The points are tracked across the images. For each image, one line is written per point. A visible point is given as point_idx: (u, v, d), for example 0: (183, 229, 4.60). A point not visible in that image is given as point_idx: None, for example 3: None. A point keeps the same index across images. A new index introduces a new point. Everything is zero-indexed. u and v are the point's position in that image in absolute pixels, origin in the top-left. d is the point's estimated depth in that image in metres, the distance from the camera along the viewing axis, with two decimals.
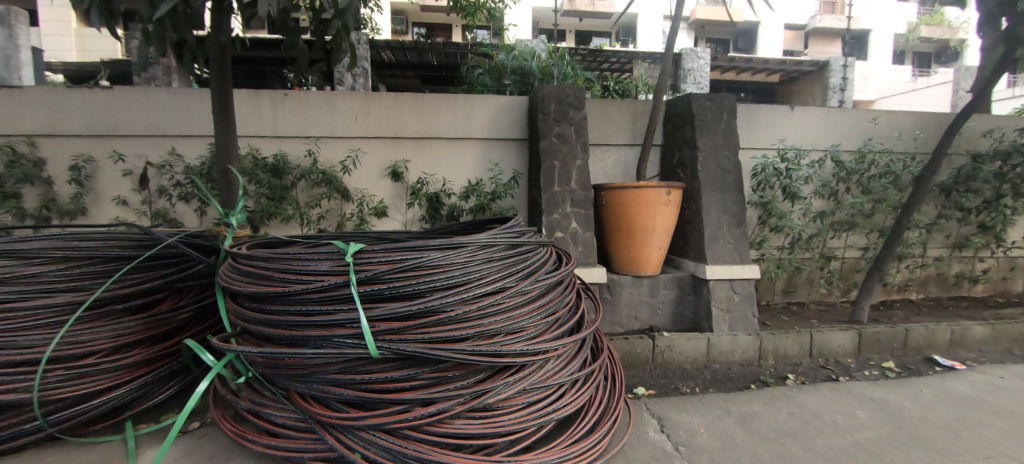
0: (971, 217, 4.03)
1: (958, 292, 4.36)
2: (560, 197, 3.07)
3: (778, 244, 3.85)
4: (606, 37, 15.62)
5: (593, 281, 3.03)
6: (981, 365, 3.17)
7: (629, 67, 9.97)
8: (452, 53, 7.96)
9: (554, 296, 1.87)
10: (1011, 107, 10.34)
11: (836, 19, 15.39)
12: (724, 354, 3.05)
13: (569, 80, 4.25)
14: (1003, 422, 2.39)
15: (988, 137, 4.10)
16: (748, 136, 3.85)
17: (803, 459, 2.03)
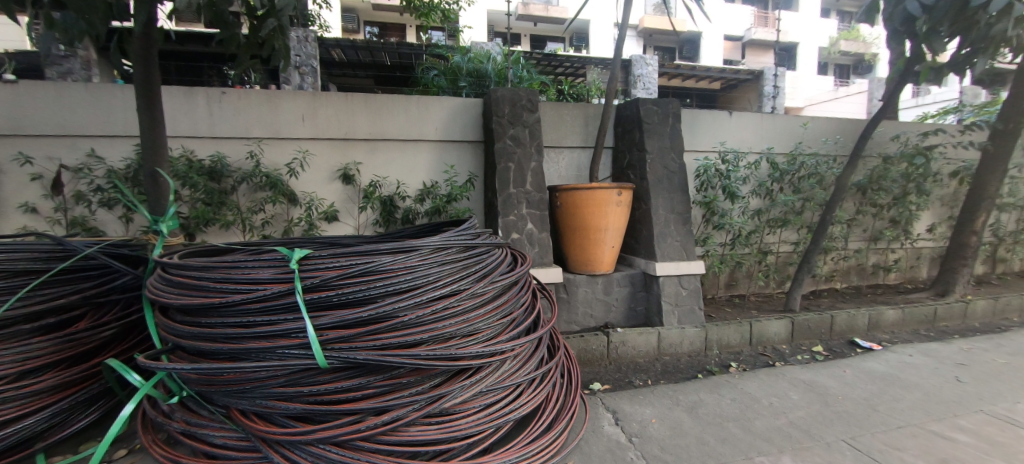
0: (883, 213, 4.47)
1: (875, 280, 4.81)
2: (515, 199, 3.09)
3: (720, 241, 4.09)
4: (560, 42, 15.92)
5: (549, 281, 3.07)
6: (893, 345, 3.52)
7: (582, 72, 10.21)
8: (405, 54, 7.80)
9: (509, 297, 1.88)
10: (915, 115, 11.61)
11: (768, 32, 16.58)
12: (674, 346, 3.19)
13: (523, 83, 4.28)
14: (911, 395, 2.67)
15: (895, 141, 4.57)
16: (692, 139, 4.04)
17: (744, 441, 2.17)
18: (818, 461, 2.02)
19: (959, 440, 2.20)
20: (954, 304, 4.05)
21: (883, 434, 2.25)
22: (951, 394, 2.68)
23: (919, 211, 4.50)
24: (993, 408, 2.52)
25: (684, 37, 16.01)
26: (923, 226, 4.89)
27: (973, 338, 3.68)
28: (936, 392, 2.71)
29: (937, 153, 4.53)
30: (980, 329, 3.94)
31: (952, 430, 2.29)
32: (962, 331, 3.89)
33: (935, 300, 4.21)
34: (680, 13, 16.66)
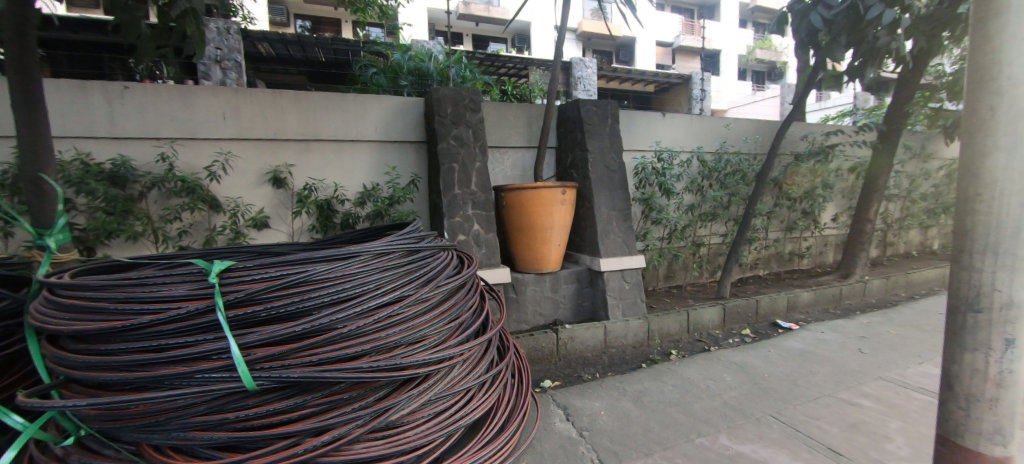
0: (797, 205, 4.92)
1: (792, 266, 5.29)
2: (460, 200, 3.04)
3: (658, 235, 4.29)
4: (502, 43, 16.00)
5: (497, 282, 3.06)
6: (808, 324, 3.88)
7: (525, 73, 10.31)
8: (341, 50, 7.44)
9: (456, 300, 1.84)
10: (820, 117, 12.91)
11: (696, 40, 17.71)
12: (619, 338, 3.30)
13: (466, 83, 4.24)
14: (824, 368, 2.96)
15: (804, 140, 5.03)
16: (630, 138, 4.17)
17: (686, 425, 2.28)
18: (750, 437, 2.17)
19: (865, 406, 2.46)
20: (855, 284, 4.54)
21: (804, 406, 2.46)
22: (856, 365, 3.00)
23: (825, 203, 5.00)
24: (890, 374, 2.85)
25: (620, 41, 16.68)
26: (829, 216, 5.45)
27: (872, 313, 4.15)
28: (845, 364, 3.02)
29: (838, 151, 5.07)
30: (876, 305, 4.46)
31: (859, 397, 2.56)
32: (863, 307, 4.38)
33: (840, 281, 4.70)
34: (616, 18, 17.33)
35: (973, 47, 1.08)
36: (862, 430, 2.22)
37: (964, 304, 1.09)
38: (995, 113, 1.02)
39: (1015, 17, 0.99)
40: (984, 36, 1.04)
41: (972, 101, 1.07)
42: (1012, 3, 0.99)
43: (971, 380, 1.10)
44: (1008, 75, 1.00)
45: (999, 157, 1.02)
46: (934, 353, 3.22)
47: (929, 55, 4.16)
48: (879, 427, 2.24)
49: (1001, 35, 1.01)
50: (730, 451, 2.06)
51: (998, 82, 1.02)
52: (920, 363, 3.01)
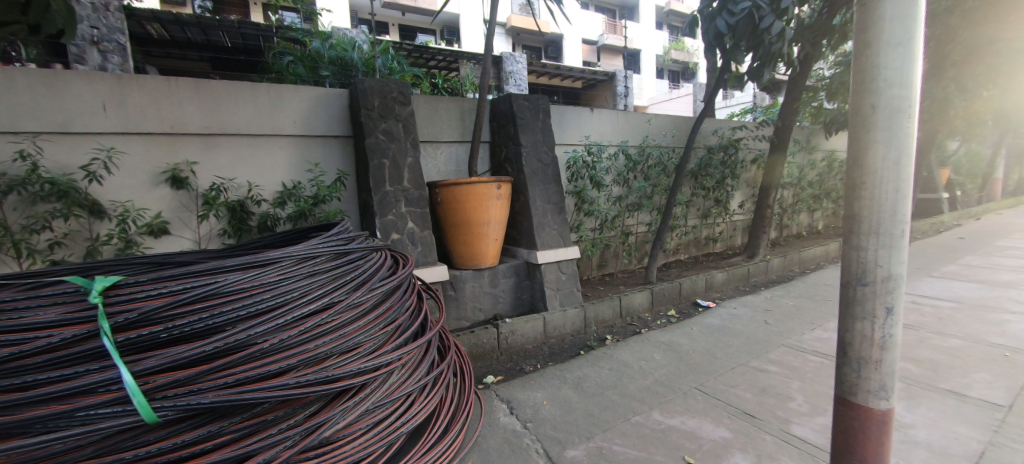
0: (711, 194, 5.34)
1: (708, 249, 5.73)
2: (393, 198, 2.92)
3: (590, 226, 4.43)
4: (431, 35, 15.63)
5: (435, 280, 2.98)
6: (724, 301, 4.24)
7: (455, 66, 10.14)
8: (249, 35, 6.79)
9: (393, 302, 1.76)
10: (727, 114, 14.13)
11: (618, 39, 18.54)
12: (557, 329, 3.37)
13: (394, 75, 4.04)
14: (738, 341, 3.25)
15: (715, 135, 5.46)
16: (562, 133, 4.24)
17: (623, 406, 2.38)
18: (680, 410, 2.33)
19: (772, 371, 2.75)
20: (760, 263, 5.05)
21: (724, 377, 2.70)
22: (764, 336, 3.33)
23: (733, 191, 5.49)
24: (790, 341, 3.20)
25: (548, 37, 16.98)
26: (737, 203, 5.98)
27: (774, 288, 4.65)
28: (756, 336, 3.34)
29: (743, 145, 5.58)
30: (777, 281, 4.99)
31: (767, 364, 2.86)
32: (767, 284, 4.87)
33: (748, 261, 5.18)
34: (544, 14, 17.60)
35: (855, 51, 1.19)
36: (771, 393, 2.48)
37: (855, 279, 1.21)
38: (875, 111, 1.13)
39: (888, 25, 1.10)
40: (864, 42, 1.14)
41: (856, 99, 1.18)
42: (885, 12, 1.10)
43: (861, 345, 1.22)
44: (883, 76, 1.11)
45: (878, 149, 1.13)
46: (824, 319, 3.68)
47: (812, 60, 4.71)
48: (784, 388, 2.52)
49: (879, 40, 1.11)
50: (663, 425, 2.20)
51: (876, 82, 1.13)
52: (814, 329, 3.42)
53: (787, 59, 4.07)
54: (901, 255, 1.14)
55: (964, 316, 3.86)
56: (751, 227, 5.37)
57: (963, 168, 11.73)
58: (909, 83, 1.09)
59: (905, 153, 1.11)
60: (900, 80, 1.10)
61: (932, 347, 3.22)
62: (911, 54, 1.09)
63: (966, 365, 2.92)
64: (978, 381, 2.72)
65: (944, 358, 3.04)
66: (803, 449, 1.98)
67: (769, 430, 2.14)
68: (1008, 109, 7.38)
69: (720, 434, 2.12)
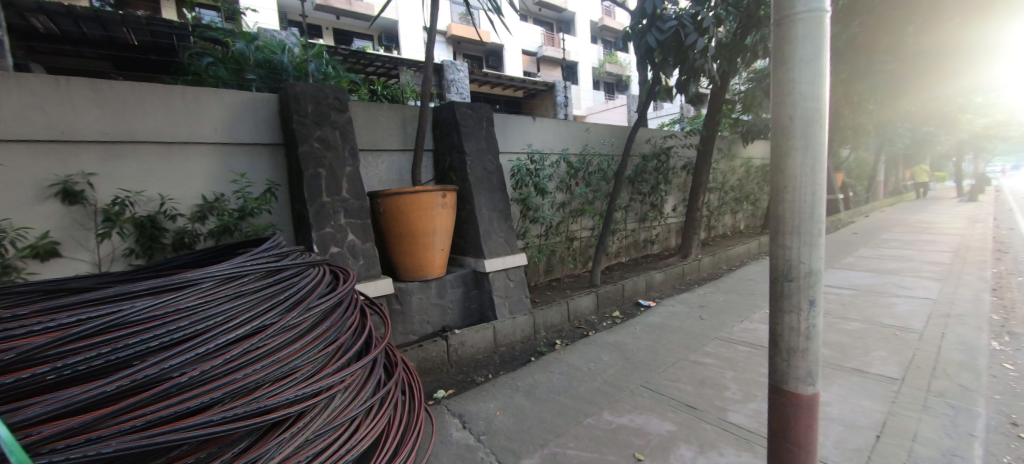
0: (647, 199, 5.61)
1: (647, 251, 6.00)
2: (330, 209, 2.76)
3: (536, 233, 4.47)
4: (368, 40, 15.22)
5: (378, 294, 2.85)
6: (663, 300, 4.45)
7: (394, 73, 9.89)
8: (160, 33, 6.11)
9: (333, 320, 1.64)
10: (659, 124, 14.97)
11: (556, 51, 19.12)
12: (507, 336, 3.34)
13: (329, 80, 3.85)
14: (678, 337, 3.41)
15: (650, 143, 5.74)
16: (505, 141, 4.25)
17: (575, 410, 2.40)
18: (628, 408, 2.39)
19: (708, 364, 2.91)
20: (693, 262, 5.36)
21: (666, 372, 2.81)
22: (700, 331, 3.53)
23: (666, 195, 5.80)
24: (722, 334, 3.42)
25: (488, 47, 17.12)
26: (671, 207, 6.33)
27: (707, 285, 4.95)
28: (693, 331, 3.52)
29: (674, 152, 5.92)
30: (709, 278, 5.33)
31: (703, 357, 3.03)
32: (700, 281, 5.19)
33: (682, 261, 5.48)
34: (483, 24, 17.74)
35: (774, 67, 1.27)
36: (709, 384, 2.62)
37: (782, 276, 1.29)
38: (793, 121, 1.21)
39: (801, 44, 1.19)
40: (782, 59, 1.23)
41: (777, 111, 1.26)
42: (798, 32, 1.19)
43: (790, 336, 1.30)
44: (799, 90, 1.20)
45: (797, 156, 1.22)
46: (751, 312, 3.97)
47: (730, 76, 5.10)
48: (720, 378, 2.68)
49: (793, 57, 1.20)
50: (613, 424, 2.24)
51: (792, 95, 1.22)
52: (742, 321, 3.68)
53: (710, 73, 4.37)
54: (819, 252, 1.23)
55: (862, 300, 4.35)
56: (684, 228, 5.70)
57: (853, 172, 13.36)
58: (820, 96, 1.19)
59: (819, 160, 1.20)
60: (812, 94, 1.19)
61: (840, 331, 3.58)
62: (822, 69, 1.18)
63: (867, 344, 3.27)
64: (877, 358, 3.05)
65: (849, 340, 3.38)
66: (740, 434, 2.10)
67: (709, 419, 2.25)
68: (891, 120, 8.46)
69: (666, 428, 2.19)
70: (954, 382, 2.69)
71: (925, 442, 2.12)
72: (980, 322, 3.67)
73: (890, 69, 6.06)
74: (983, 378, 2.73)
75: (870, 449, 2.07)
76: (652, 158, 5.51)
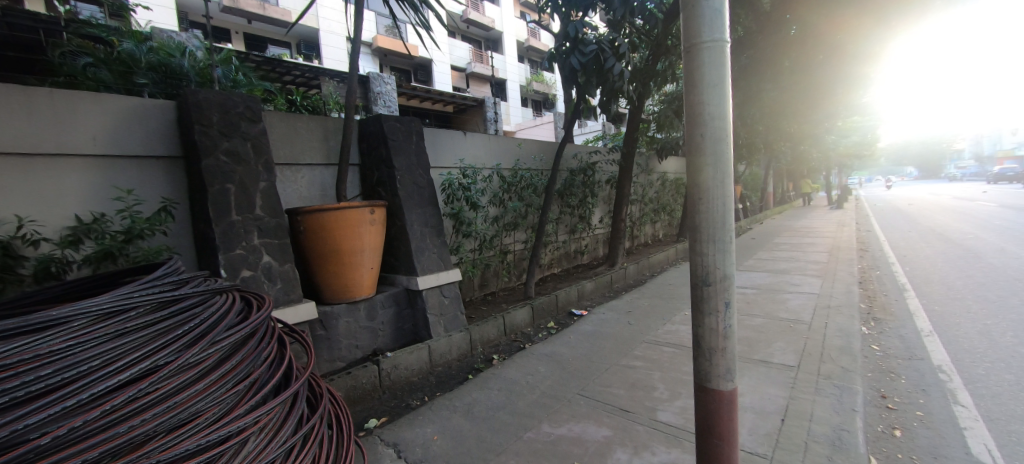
0: (576, 211, 5.80)
1: (577, 261, 6.18)
2: (241, 228, 2.50)
3: (470, 247, 4.41)
4: (284, 47, 14.34)
5: (299, 320, 2.62)
6: (594, 308, 4.59)
7: (315, 83, 9.37)
8: (23, 25, 5.22)
9: (246, 353, 1.45)
10: (584, 140, 15.66)
11: (485, 68, 19.41)
12: (443, 355, 3.23)
13: (239, 88, 3.53)
14: (609, 343, 3.52)
15: (577, 158, 5.96)
16: (436, 155, 4.16)
17: (514, 425, 2.36)
18: (566, 418, 2.40)
19: (638, 367, 3.04)
20: (619, 271, 5.62)
21: (600, 378, 2.88)
22: (629, 335, 3.68)
23: (593, 207, 6.04)
24: (649, 337, 3.59)
25: (416, 61, 16.92)
26: (598, 218, 6.60)
27: (632, 291, 5.20)
28: (622, 336, 3.66)
29: (598, 167, 6.21)
30: (633, 284, 5.62)
31: (633, 360, 3.15)
32: (626, 288, 5.44)
33: (610, 269, 5.73)
34: (410, 37, 17.53)
35: (686, 89, 1.35)
36: (639, 386, 2.72)
37: (701, 280, 1.36)
38: (704, 139, 1.30)
39: (707, 69, 1.28)
40: (692, 82, 1.31)
41: (689, 129, 1.34)
42: (704, 60, 1.28)
43: (709, 337, 1.37)
44: (708, 110, 1.29)
45: (708, 171, 1.30)
46: (673, 314, 4.22)
47: (646, 97, 5.48)
48: (649, 380, 2.80)
49: (701, 81, 1.29)
50: (553, 436, 2.22)
51: (701, 115, 1.30)
52: (664, 323, 3.90)
53: (627, 94, 4.65)
54: (731, 256, 1.32)
55: (762, 297, 4.83)
56: (610, 238, 5.96)
57: (748, 185, 15.00)
58: (725, 116, 1.29)
59: (726, 175, 1.30)
60: (718, 114, 1.28)
61: (747, 326, 3.92)
62: (725, 93, 1.28)
63: (769, 337, 3.61)
64: (778, 349, 3.37)
65: (757, 334, 3.71)
66: (669, 432, 2.19)
67: (641, 420, 2.32)
68: (779, 138, 9.59)
69: (602, 433, 2.22)
70: (838, 365, 3.05)
71: (820, 420, 2.36)
72: (854, 311, 4.23)
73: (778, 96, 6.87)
74: (859, 359, 3.13)
75: (777, 432, 2.26)
76: (579, 173, 5.73)
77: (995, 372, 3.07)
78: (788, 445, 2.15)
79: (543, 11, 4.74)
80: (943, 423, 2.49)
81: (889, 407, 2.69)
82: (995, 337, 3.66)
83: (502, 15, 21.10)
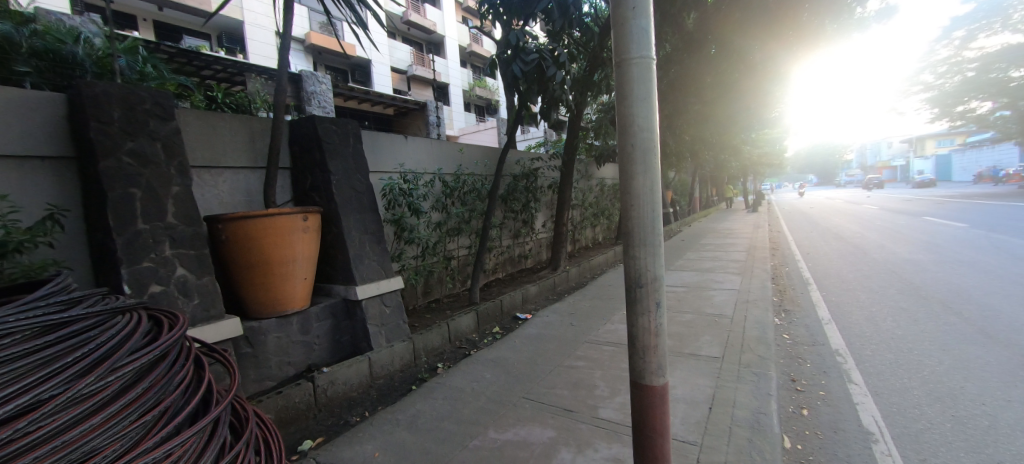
0: (519, 216, 5.84)
1: (521, 265, 6.22)
2: (150, 238, 2.24)
3: (412, 254, 4.28)
4: (203, 38, 13.19)
5: (221, 338, 2.39)
6: (538, 311, 4.63)
7: (240, 79, 8.70)
8: None
9: (155, 378, 1.26)
10: (525, 146, 15.91)
11: (426, 71, 19.12)
12: (384, 367, 3.10)
13: (147, 81, 3.18)
14: (553, 345, 3.57)
15: (520, 163, 6.02)
16: (376, 159, 4.00)
17: (460, 434, 2.30)
18: (511, 422, 2.38)
19: (580, 366, 3.10)
20: (562, 274, 5.74)
21: (544, 381, 2.89)
22: (572, 336, 3.75)
23: (535, 211, 6.12)
24: (590, 337, 3.68)
25: (353, 61, 16.29)
26: (541, 223, 6.70)
27: (574, 293, 5.33)
28: (566, 337, 3.73)
29: (540, 173, 6.31)
30: (575, 286, 5.76)
31: (575, 361, 3.21)
32: (568, 291, 5.57)
33: (553, 272, 5.82)
34: (346, 36, 16.86)
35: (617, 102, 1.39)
36: (581, 385, 2.77)
37: (634, 282, 1.40)
38: (635, 150, 1.34)
39: (636, 84, 1.33)
40: (622, 95, 1.36)
41: (622, 140, 1.38)
42: (633, 75, 1.33)
43: (644, 337, 1.42)
44: (637, 123, 1.33)
45: (639, 179, 1.35)
46: (612, 314, 4.37)
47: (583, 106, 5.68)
48: (591, 379, 2.86)
49: (630, 95, 1.34)
50: (498, 442, 2.20)
51: (631, 127, 1.35)
52: (604, 323, 4.03)
53: (566, 102, 4.76)
54: (660, 260, 1.38)
55: (691, 295, 5.15)
56: (553, 242, 6.07)
57: (677, 191, 16.00)
58: (652, 128, 1.34)
59: (655, 183, 1.35)
60: (646, 126, 1.33)
61: (678, 322, 4.15)
62: (651, 107, 1.34)
63: (698, 331, 3.84)
64: (706, 342, 3.59)
65: (686, 329, 3.93)
66: (611, 428, 2.25)
67: (583, 419, 2.37)
68: (704, 147, 10.34)
69: (548, 435, 2.23)
70: (756, 354, 3.30)
71: (742, 406, 2.54)
72: (769, 304, 4.63)
73: (703, 109, 7.41)
74: (773, 348, 3.42)
75: (706, 420, 2.40)
76: (521, 178, 5.79)
77: (879, 351, 3.48)
78: (714, 431, 2.28)
79: (484, 18, 4.75)
80: (840, 399, 2.78)
81: (798, 389, 2.97)
82: (880, 321, 4.17)
83: (443, 18, 20.91)
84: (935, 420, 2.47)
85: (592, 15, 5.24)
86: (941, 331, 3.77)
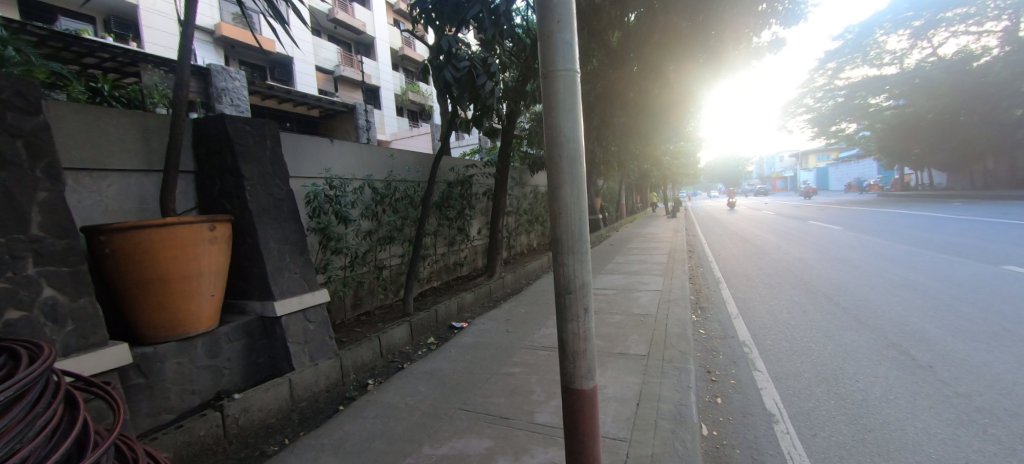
0: (453, 223, 5.73)
1: (456, 273, 6.10)
2: (6, 254, 1.87)
3: (339, 264, 4.02)
4: (85, 21, 11.47)
5: (104, 368, 2.05)
6: (473, 319, 4.56)
7: (131, 69, 7.80)
8: None
9: (8, 425, 1.01)
10: (460, 152, 15.84)
11: (354, 72, 18.40)
12: (307, 388, 2.86)
13: (7, 67, 2.70)
14: (489, 352, 3.53)
15: (454, 171, 5.92)
16: (297, 163, 3.71)
17: (392, 454, 2.17)
18: (447, 436, 2.30)
19: (516, 373, 3.08)
20: (497, 280, 5.74)
21: (480, 390, 2.83)
22: (507, 343, 3.74)
23: (470, 219, 6.05)
24: (526, 343, 3.69)
25: (273, 58, 15.33)
26: (476, 230, 6.63)
27: (510, 299, 5.35)
28: (501, 344, 3.70)
29: (474, 180, 6.28)
30: (510, 292, 5.80)
31: (511, 367, 3.19)
32: (504, 297, 5.59)
33: (488, 279, 5.79)
34: (264, 31, 15.72)
35: (544, 111, 1.39)
36: (518, 391, 2.76)
37: (564, 289, 1.41)
38: (562, 160, 1.35)
39: (561, 95, 1.34)
40: (550, 105, 1.36)
41: (549, 151, 1.38)
42: (558, 86, 1.34)
43: (575, 342, 1.42)
44: (565, 135, 1.34)
45: (567, 188, 1.35)
46: (546, 319, 4.42)
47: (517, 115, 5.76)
48: (527, 384, 2.86)
49: (558, 106, 1.34)
50: (433, 458, 2.10)
51: (559, 138, 1.35)
52: (539, 328, 4.06)
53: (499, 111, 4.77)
54: (588, 267, 1.40)
55: (619, 296, 5.38)
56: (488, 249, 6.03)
57: (606, 198, 16.80)
58: (576, 139, 1.35)
59: (582, 193, 1.36)
60: (572, 137, 1.35)
61: (608, 323, 4.30)
62: (576, 120, 1.36)
63: (626, 331, 4.01)
64: (634, 341, 3.75)
65: (615, 330, 4.09)
66: (547, 432, 2.26)
67: (519, 425, 2.35)
68: (628, 157, 10.95)
69: (484, 445, 2.18)
70: (678, 350, 3.51)
71: (667, 399, 2.67)
72: (688, 303, 4.96)
73: (627, 121, 7.85)
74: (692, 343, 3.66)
75: (635, 415, 2.48)
76: (456, 185, 5.72)
77: (779, 340, 3.85)
78: (642, 426, 2.37)
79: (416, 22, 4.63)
80: (748, 386, 3.03)
81: (713, 379, 3.19)
82: (780, 314, 4.64)
83: (373, 19, 20.29)
84: (823, 399, 2.76)
85: (523, 27, 5.31)
86: (828, 320, 4.27)
